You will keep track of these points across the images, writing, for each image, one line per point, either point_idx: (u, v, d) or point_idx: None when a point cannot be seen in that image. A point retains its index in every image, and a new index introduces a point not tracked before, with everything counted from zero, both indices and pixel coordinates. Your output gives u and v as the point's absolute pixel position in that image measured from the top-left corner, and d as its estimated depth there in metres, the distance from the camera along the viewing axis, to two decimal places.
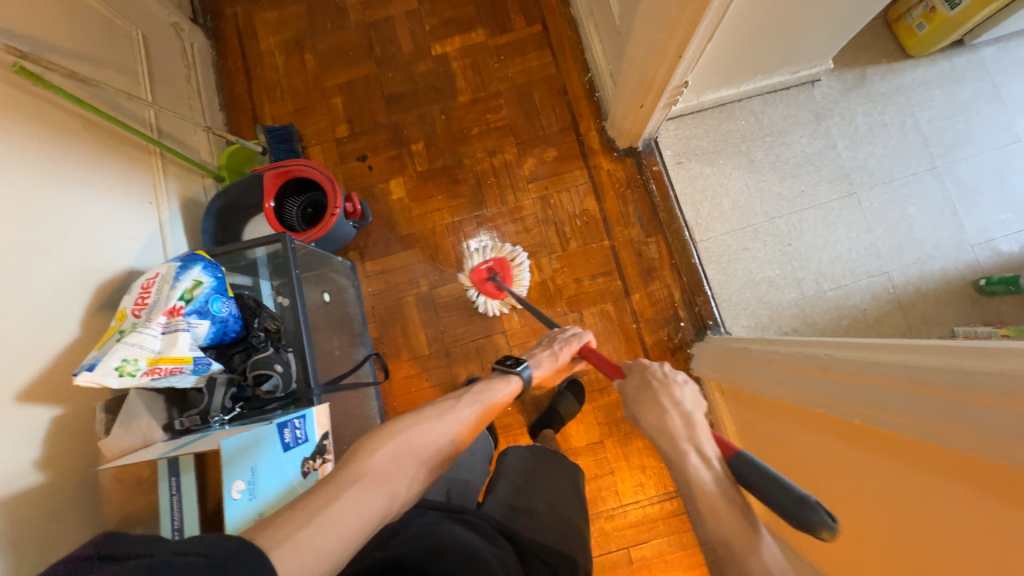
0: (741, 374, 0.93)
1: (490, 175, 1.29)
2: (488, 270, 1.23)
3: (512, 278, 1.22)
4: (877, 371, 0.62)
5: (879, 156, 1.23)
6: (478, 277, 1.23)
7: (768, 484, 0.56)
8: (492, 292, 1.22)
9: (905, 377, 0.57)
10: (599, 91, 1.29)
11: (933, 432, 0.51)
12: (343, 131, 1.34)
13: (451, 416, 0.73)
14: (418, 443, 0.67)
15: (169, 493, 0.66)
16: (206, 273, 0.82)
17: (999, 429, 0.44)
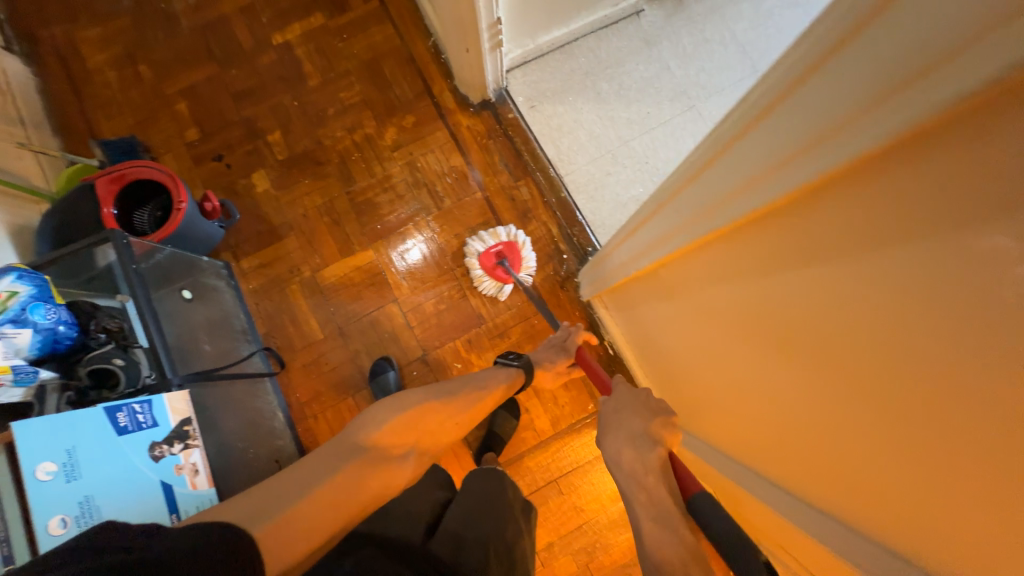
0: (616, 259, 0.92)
1: (354, 151, 1.29)
2: (497, 254, 1.20)
3: (519, 262, 1.20)
4: (677, 184, 0.59)
5: (708, 69, 1.33)
6: (487, 261, 1.19)
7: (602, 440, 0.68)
8: (502, 277, 1.20)
9: (698, 166, 0.53)
10: (444, 53, 1.32)
11: (705, 221, 0.54)
12: (193, 135, 1.30)
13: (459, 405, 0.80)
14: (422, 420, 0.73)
15: None
16: (21, 282, 0.77)
17: (776, 141, 0.38)
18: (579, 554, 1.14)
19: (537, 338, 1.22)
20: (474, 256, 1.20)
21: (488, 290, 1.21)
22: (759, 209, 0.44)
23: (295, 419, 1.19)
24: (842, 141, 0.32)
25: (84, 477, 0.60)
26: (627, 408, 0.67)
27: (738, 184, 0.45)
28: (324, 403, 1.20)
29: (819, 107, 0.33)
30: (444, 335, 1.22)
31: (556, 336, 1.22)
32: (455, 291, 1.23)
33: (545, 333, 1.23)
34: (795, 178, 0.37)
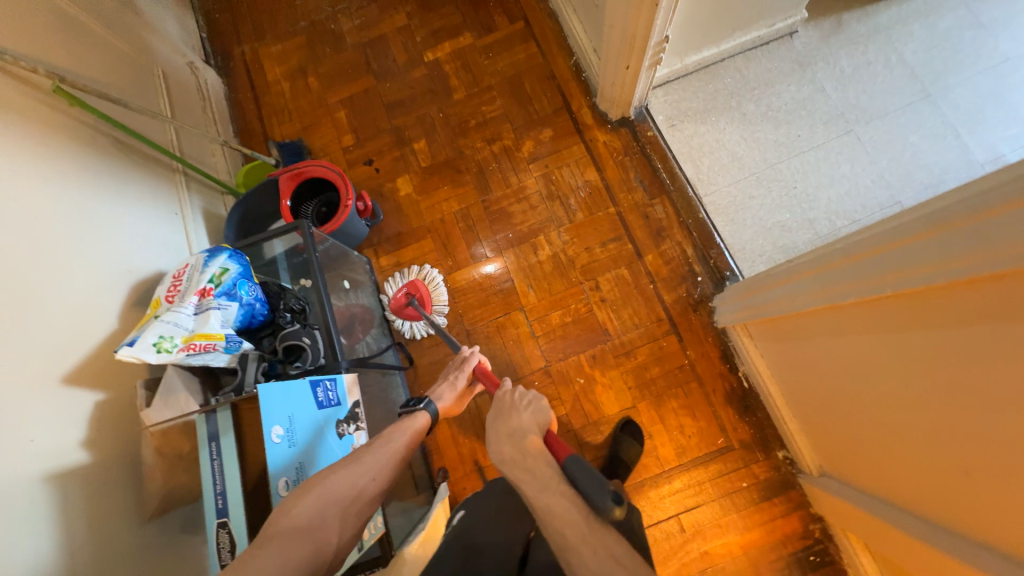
0: (782, 292, 0.86)
1: (492, 161, 1.34)
2: (405, 295, 1.22)
3: (428, 301, 1.22)
4: (911, 225, 0.55)
5: (870, 92, 1.24)
6: (397, 304, 1.21)
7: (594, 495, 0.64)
8: (412, 316, 1.22)
9: (954, 215, 0.48)
10: (585, 71, 1.35)
11: (952, 270, 0.49)
12: (349, 140, 1.42)
13: (368, 460, 0.65)
14: (335, 494, 0.61)
15: (211, 458, 0.67)
16: (232, 261, 0.86)
17: None
18: None
19: (666, 361, 1.17)
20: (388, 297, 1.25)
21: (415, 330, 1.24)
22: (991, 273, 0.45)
23: None
24: None
25: (300, 442, 0.64)
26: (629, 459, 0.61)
27: (1022, 240, 0.41)
28: None
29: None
30: (566, 348, 1.21)
31: (685, 361, 1.17)
32: (582, 304, 1.22)
33: (674, 356, 1.17)
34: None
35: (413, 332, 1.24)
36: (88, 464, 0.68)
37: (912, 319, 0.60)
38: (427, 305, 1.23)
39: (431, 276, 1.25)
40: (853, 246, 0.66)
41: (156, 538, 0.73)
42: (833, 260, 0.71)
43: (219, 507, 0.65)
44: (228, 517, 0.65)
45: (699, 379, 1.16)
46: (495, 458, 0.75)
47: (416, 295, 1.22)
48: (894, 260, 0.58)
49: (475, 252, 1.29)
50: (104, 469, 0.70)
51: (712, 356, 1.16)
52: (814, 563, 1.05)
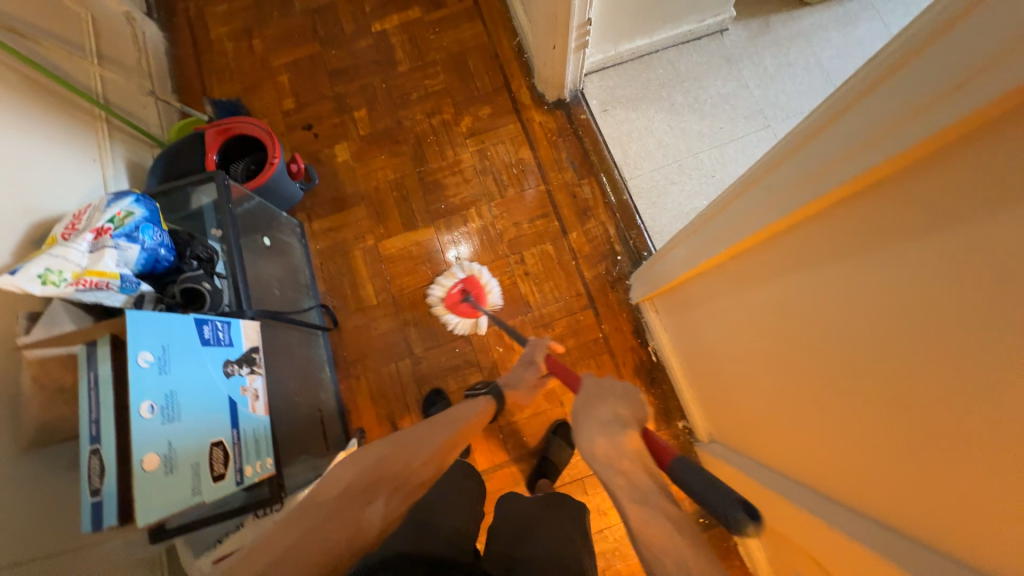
0: (678, 254, 0.93)
1: (430, 134, 1.37)
2: (460, 292, 1.24)
3: (484, 295, 1.23)
4: (768, 163, 0.61)
5: (788, 92, 1.32)
6: (452, 300, 1.23)
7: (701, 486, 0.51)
8: (468, 312, 1.23)
9: (803, 141, 0.54)
10: (527, 52, 1.38)
11: (803, 192, 0.54)
12: (289, 105, 1.41)
13: (425, 436, 0.64)
14: (392, 465, 0.59)
15: (88, 389, 0.67)
16: (137, 204, 0.86)
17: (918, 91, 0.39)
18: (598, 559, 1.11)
19: (582, 334, 1.23)
20: (438, 295, 1.24)
21: (460, 329, 1.22)
22: (848, 181, 0.48)
23: (340, 377, 1.24)
24: (1004, 69, 0.32)
25: (172, 371, 0.65)
26: (589, 402, 0.63)
27: (853, 143, 0.46)
28: (368, 365, 1.24)
29: (961, 53, 0.35)
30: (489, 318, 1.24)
31: (600, 334, 1.22)
32: (507, 276, 1.26)
33: (589, 330, 1.23)
34: (906, 135, 0.40)
35: (458, 329, 1.22)
36: None
37: (782, 267, 0.65)
38: (481, 301, 1.23)
39: (476, 269, 1.25)
40: (750, 170, 0.66)
41: (33, 469, 0.73)
42: (711, 216, 0.77)
43: (93, 434, 0.66)
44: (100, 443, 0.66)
45: (611, 352, 1.21)
46: (586, 456, 0.56)
47: (472, 292, 1.23)
48: (782, 178, 0.58)
49: (406, 223, 1.31)
50: None
51: (625, 332, 1.22)
52: (704, 526, 1.13)
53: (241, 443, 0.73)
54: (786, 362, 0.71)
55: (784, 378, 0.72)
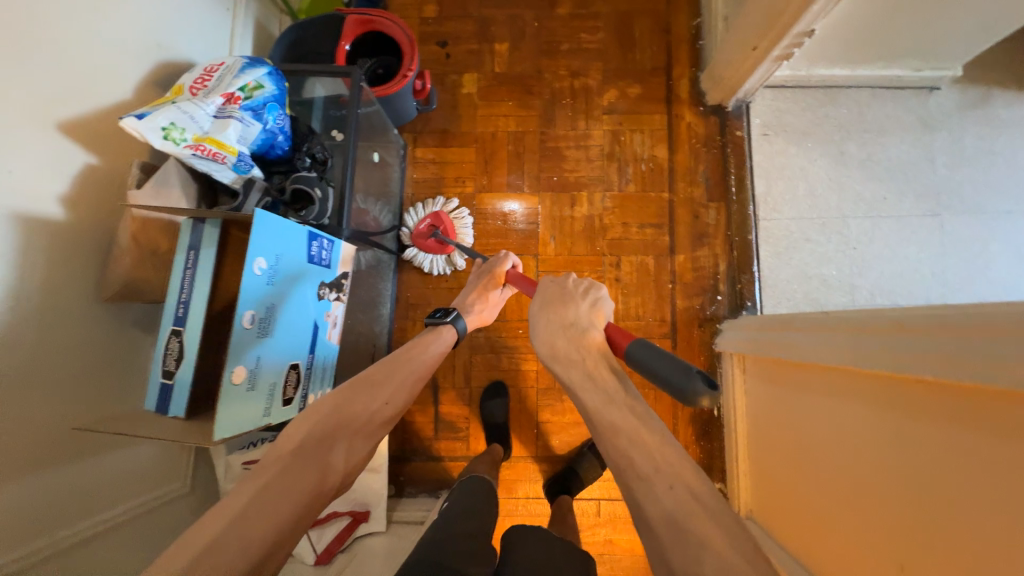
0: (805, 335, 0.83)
1: (567, 96, 1.23)
2: (428, 226, 1.16)
3: (453, 231, 1.15)
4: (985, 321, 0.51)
5: (976, 183, 1.13)
6: (419, 234, 1.15)
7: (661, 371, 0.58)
8: (437, 247, 1.15)
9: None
10: (704, 39, 1.20)
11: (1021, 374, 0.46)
12: (429, 11, 1.27)
13: (382, 384, 0.68)
14: (346, 413, 0.62)
15: (184, 267, 0.63)
16: (269, 79, 0.78)
17: None
18: None
19: None
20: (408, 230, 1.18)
21: (435, 266, 1.18)
22: None
23: (396, 315, 1.20)
24: None
25: (277, 285, 0.60)
26: (546, 307, 0.71)
27: None
28: (426, 313, 1.20)
29: None
30: None
31: None
32: (596, 276, 1.17)
33: None
34: None
35: (433, 265, 1.17)
36: (60, 223, 0.64)
37: (929, 412, 0.58)
38: (451, 236, 1.16)
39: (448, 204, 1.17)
40: (912, 318, 0.61)
41: (108, 323, 0.71)
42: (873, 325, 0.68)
43: (178, 315, 0.63)
44: (183, 327, 0.62)
45: None
46: (545, 351, 0.67)
47: (443, 226, 1.15)
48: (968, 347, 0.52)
49: (509, 183, 1.21)
50: (75, 233, 0.66)
51: None
52: None
53: (311, 369, 0.69)
54: (861, 489, 0.68)
55: (873, 514, 0.65)
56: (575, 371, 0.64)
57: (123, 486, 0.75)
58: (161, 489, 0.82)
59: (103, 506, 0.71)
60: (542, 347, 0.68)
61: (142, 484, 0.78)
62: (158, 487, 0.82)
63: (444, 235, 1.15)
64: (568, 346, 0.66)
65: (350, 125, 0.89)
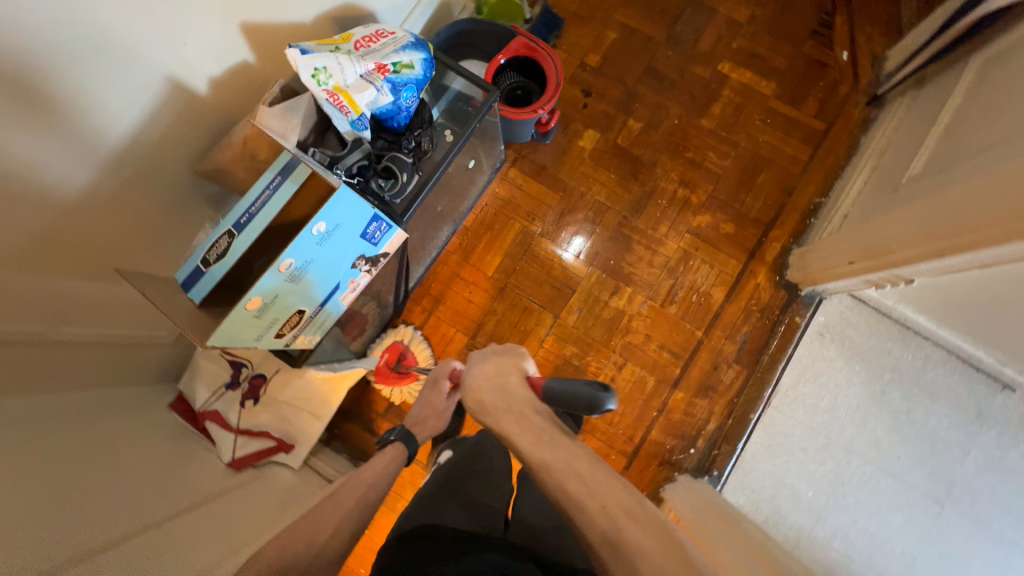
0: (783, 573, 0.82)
1: (665, 198, 1.25)
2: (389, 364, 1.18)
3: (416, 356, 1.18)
4: None
5: (999, 498, 1.05)
6: (383, 374, 1.17)
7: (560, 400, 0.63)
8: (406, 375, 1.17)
9: None
10: (817, 219, 1.19)
11: None
12: (592, 60, 1.32)
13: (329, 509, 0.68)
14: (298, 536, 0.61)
15: (266, 186, 0.70)
16: (421, 65, 0.85)
17: None
18: None
19: None
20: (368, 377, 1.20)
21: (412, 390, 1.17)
22: None
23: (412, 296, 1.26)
24: None
25: (325, 246, 0.67)
26: (488, 357, 0.74)
27: None
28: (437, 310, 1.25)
29: None
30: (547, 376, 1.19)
31: None
32: (596, 365, 1.19)
33: None
34: None
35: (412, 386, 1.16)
36: (198, 97, 0.74)
37: None
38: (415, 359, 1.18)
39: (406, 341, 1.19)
40: None
41: (188, 189, 0.80)
42: None
43: (239, 221, 0.70)
44: (237, 232, 0.69)
45: None
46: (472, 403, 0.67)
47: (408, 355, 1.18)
48: None
49: (571, 243, 1.25)
50: (203, 108, 0.75)
51: None
52: None
53: (313, 319, 0.76)
54: None
55: None
56: (506, 416, 0.61)
57: (116, 313, 0.82)
58: (149, 331, 0.90)
59: (91, 322, 0.78)
60: (472, 406, 0.67)
61: (134, 320, 0.86)
62: (147, 328, 0.89)
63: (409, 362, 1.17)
64: (494, 397, 0.65)
65: (462, 131, 0.97)
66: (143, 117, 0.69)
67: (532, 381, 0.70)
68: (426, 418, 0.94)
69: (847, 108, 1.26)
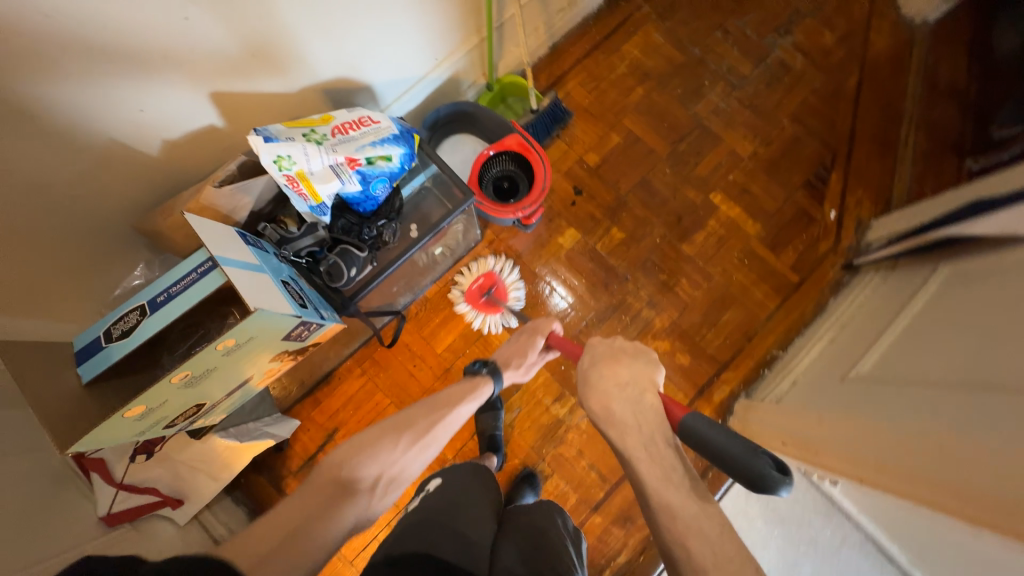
0: None
1: (631, 313, 1.24)
2: (479, 287, 1.22)
3: (505, 293, 1.21)
4: None
5: None
6: (472, 295, 1.21)
7: (714, 450, 0.61)
8: (488, 307, 1.20)
9: None
10: (770, 372, 1.19)
11: None
12: (591, 159, 1.31)
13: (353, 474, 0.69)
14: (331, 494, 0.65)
15: (195, 270, 0.66)
16: (400, 159, 0.83)
17: None
18: None
19: None
20: (461, 288, 1.22)
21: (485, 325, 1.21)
22: None
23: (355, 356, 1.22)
24: None
25: (231, 357, 0.66)
26: (609, 360, 0.75)
27: None
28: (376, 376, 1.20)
29: None
30: None
31: None
32: (521, 472, 1.16)
33: None
34: None
35: (487, 326, 1.21)
36: (145, 155, 0.71)
37: None
38: (503, 295, 1.22)
39: (501, 267, 1.23)
40: None
41: (119, 235, 0.77)
42: None
43: (155, 298, 0.67)
44: (149, 310, 0.66)
45: None
46: (593, 407, 0.71)
47: (496, 288, 1.21)
48: None
49: (557, 296, 1.24)
50: (149, 165, 0.73)
51: None
52: None
53: (216, 404, 0.76)
54: None
55: None
56: (633, 436, 0.66)
57: None
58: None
59: None
60: (597, 412, 0.71)
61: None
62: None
63: (495, 296, 1.21)
64: (623, 408, 0.69)
65: (436, 195, 0.98)
66: (80, 162, 0.66)
67: (668, 405, 0.68)
68: (516, 364, 0.90)
69: (824, 266, 1.27)
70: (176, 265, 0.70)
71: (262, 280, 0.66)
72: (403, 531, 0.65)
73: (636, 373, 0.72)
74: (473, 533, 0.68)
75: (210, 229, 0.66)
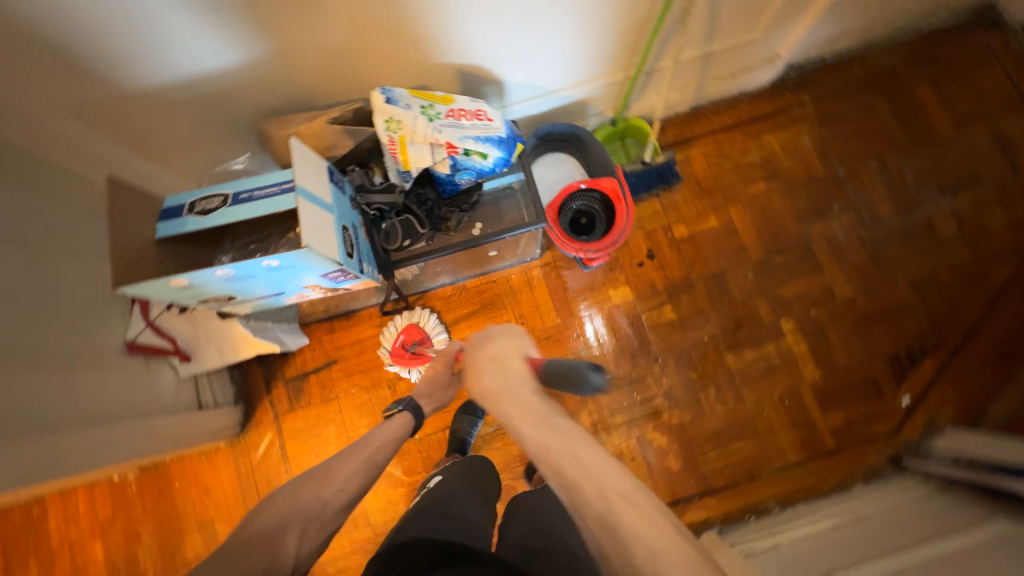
0: None
1: (644, 394, 1.19)
2: (404, 342, 1.20)
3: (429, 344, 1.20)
4: None
5: None
6: (398, 354, 1.19)
7: (556, 375, 0.71)
8: (416, 359, 1.18)
9: None
10: (755, 521, 1.10)
11: None
12: (679, 230, 1.26)
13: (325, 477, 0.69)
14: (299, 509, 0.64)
15: (279, 184, 0.73)
16: (494, 159, 0.85)
17: None
18: (200, 556, 1.20)
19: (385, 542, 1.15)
20: (387, 347, 1.21)
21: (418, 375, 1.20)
22: None
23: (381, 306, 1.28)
24: None
25: (271, 274, 0.73)
26: (489, 336, 0.76)
27: None
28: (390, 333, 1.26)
29: None
30: (426, 457, 1.18)
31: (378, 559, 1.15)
32: None
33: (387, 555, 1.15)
34: None
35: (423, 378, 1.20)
36: (287, 73, 0.78)
37: None
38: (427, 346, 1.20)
39: (421, 320, 1.22)
40: None
41: (238, 125, 0.86)
42: None
43: (239, 193, 0.74)
44: (230, 200, 0.73)
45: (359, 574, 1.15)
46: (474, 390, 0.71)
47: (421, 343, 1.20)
48: None
49: (593, 323, 1.23)
50: (285, 81, 0.80)
51: None
52: None
53: (247, 301, 0.84)
54: None
55: None
56: (506, 398, 0.65)
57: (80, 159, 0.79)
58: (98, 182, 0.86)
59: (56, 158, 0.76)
60: (476, 387, 0.71)
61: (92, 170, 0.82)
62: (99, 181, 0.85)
63: (421, 350, 1.19)
64: (494, 378, 0.69)
65: (516, 200, 0.98)
66: (234, 57, 0.73)
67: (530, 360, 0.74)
68: (427, 390, 0.94)
69: (868, 447, 1.14)
70: (269, 173, 0.77)
71: (323, 220, 0.71)
72: (414, 518, 0.70)
73: (498, 340, 0.74)
74: (475, 517, 0.74)
75: (305, 157, 0.72)
